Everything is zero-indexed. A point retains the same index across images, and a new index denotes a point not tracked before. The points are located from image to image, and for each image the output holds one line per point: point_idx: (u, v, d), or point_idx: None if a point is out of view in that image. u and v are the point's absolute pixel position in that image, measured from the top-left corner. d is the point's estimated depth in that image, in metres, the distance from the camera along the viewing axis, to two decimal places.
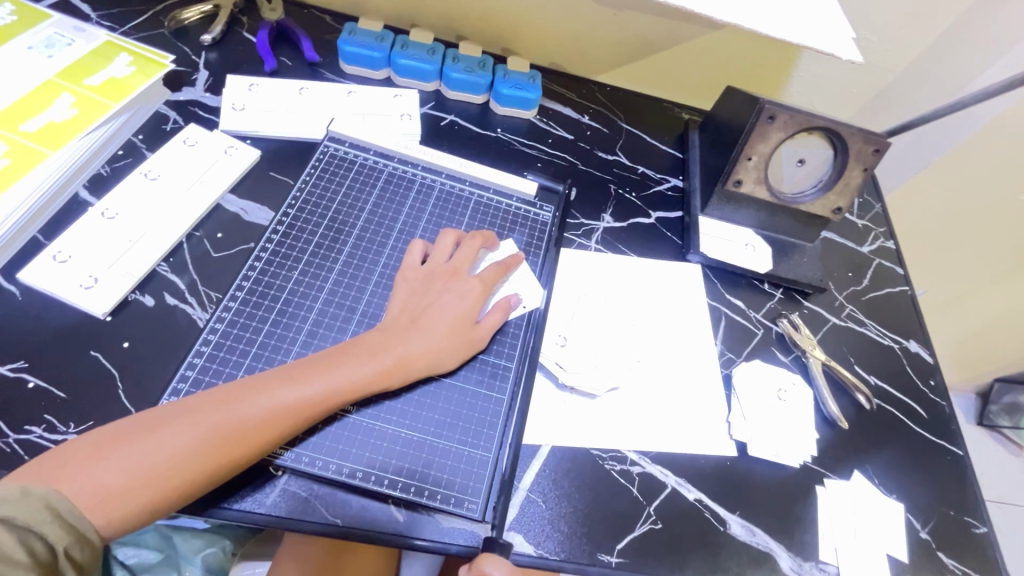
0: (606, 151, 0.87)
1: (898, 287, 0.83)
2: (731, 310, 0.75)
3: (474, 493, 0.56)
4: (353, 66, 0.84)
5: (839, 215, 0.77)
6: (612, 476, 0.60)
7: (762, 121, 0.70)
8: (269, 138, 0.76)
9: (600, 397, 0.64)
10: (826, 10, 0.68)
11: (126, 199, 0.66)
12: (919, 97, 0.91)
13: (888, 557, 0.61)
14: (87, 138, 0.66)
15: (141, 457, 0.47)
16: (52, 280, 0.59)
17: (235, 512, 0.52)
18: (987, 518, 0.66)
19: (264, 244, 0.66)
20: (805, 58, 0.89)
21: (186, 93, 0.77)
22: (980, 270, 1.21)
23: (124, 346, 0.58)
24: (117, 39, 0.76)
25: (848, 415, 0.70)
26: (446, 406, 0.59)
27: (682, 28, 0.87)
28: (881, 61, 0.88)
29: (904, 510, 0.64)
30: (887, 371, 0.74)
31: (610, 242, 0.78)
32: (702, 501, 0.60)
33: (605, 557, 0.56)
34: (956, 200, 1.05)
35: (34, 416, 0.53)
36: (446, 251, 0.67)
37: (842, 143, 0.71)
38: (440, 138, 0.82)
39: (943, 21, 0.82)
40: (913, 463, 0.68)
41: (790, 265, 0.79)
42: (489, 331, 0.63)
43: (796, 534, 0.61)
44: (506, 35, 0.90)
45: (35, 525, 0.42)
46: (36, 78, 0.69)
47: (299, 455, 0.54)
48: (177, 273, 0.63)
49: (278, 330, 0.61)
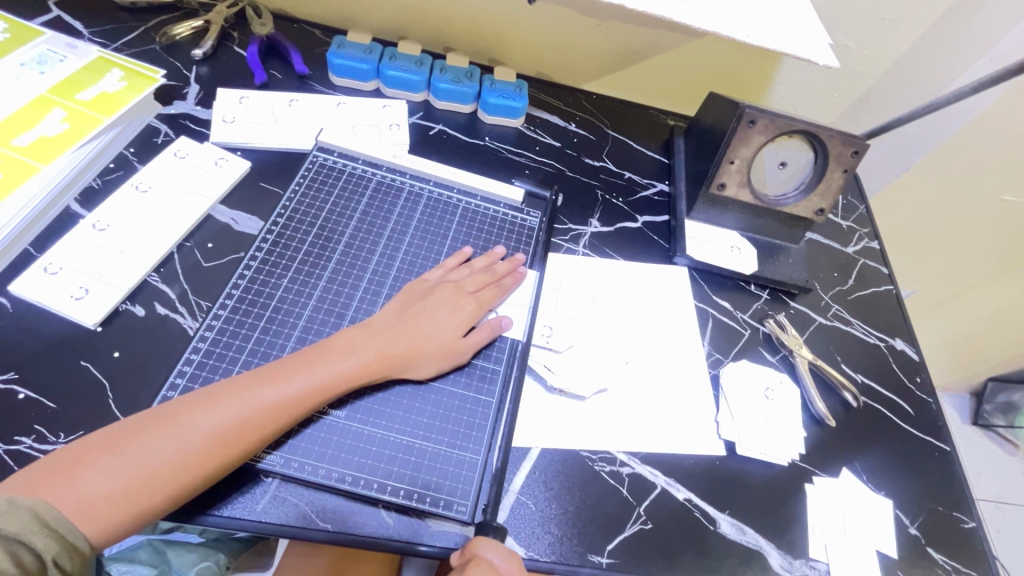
0: (593, 158, 0.88)
1: (883, 286, 0.84)
2: (719, 311, 0.76)
3: (463, 495, 0.56)
4: (342, 77, 0.85)
5: (822, 216, 0.78)
6: (602, 477, 0.60)
7: (743, 126, 0.72)
8: (260, 150, 0.77)
9: (589, 399, 0.65)
10: (802, 18, 0.69)
11: (118, 211, 0.66)
12: (898, 100, 0.93)
13: (878, 553, 0.62)
14: (78, 152, 0.67)
15: (128, 464, 0.47)
16: (43, 291, 0.59)
17: (223, 518, 0.52)
18: (977, 513, 0.66)
19: (254, 252, 0.66)
20: (785, 64, 0.91)
21: (177, 107, 0.79)
22: (969, 269, 1.22)
23: (115, 355, 0.59)
24: (109, 54, 0.77)
25: (835, 413, 0.70)
26: (434, 409, 0.60)
27: (664, 37, 0.89)
28: (860, 65, 0.90)
29: (894, 507, 0.65)
30: (874, 369, 0.75)
31: (597, 246, 0.79)
32: (692, 500, 0.61)
33: (596, 557, 0.56)
34: (940, 202, 1.07)
35: (24, 426, 0.53)
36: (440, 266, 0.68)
37: (821, 146, 0.73)
38: (429, 147, 0.83)
39: (918, 26, 0.84)
40: (901, 459, 0.68)
41: (775, 266, 0.80)
42: (475, 347, 0.64)
43: (786, 533, 0.61)
44: (492, 47, 0.92)
45: (23, 536, 0.42)
46: (28, 94, 0.70)
47: (288, 460, 0.54)
48: (169, 283, 0.64)
49: (267, 336, 0.61)
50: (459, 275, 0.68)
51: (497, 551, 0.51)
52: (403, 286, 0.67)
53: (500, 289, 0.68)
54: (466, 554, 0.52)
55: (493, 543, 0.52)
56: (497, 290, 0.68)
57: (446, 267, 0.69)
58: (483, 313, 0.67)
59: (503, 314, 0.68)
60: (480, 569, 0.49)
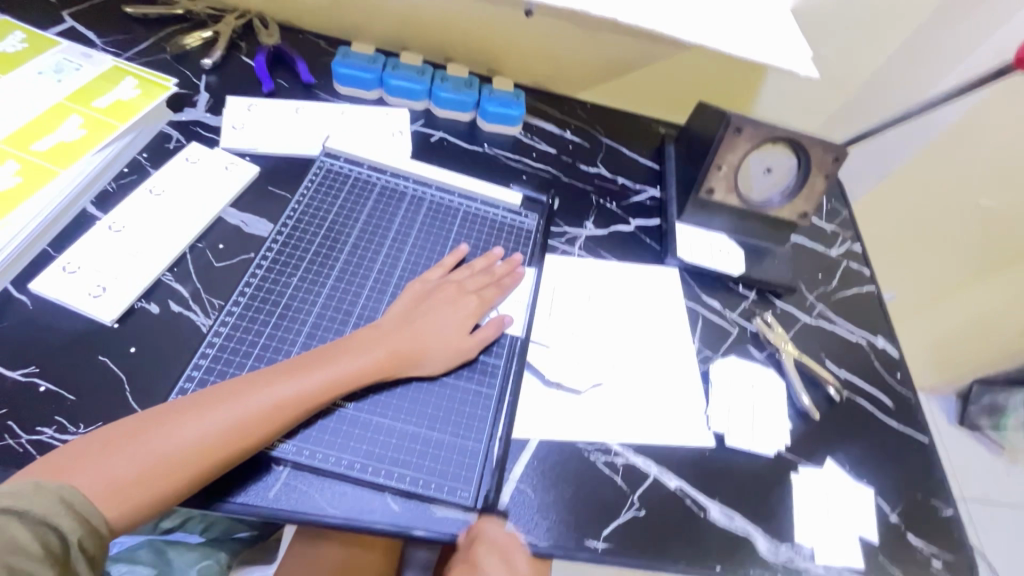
0: (588, 164, 0.92)
1: (866, 287, 0.88)
2: (708, 310, 0.79)
3: (466, 482, 0.59)
4: (346, 86, 0.89)
5: (806, 220, 0.82)
6: (597, 467, 0.63)
7: (730, 133, 0.75)
8: (268, 155, 0.80)
9: (584, 393, 0.68)
10: (786, 31, 0.74)
11: (132, 214, 0.69)
12: (879, 109, 0.97)
13: (859, 539, 0.65)
14: (95, 156, 0.70)
15: (150, 451, 0.50)
16: (62, 289, 0.62)
17: (238, 504, 0.54)
18: (954, 501, 0.70)
19: (265, 252, 0.69)
20: (771, 75, 0.95)
21: (187, 114, 0.81)
22: (950, 273, 1.27)
23: (131, 351, 0.61)
24: (123, 63, 0.80)
25: (819, 407, 0.73)
26: (438, 401, 0.63)
27: (656, 48, 0.93)
28: (843, 76, 0.94)
29: (875, 495, 0.68)
30: (856, 365, 0.79)
31: (592, 248, 0.82)
32: (683, 489, 0.64)
33: (591, 542, 0.59)
34: (921, 207, 1.11)
35: (45, 417, 0.56)
36: (444, 268, 0.72)
37: (804, 152, 0.77)
38: (430, 153, 0.86)
39: (897, 39, 0.89)
40: (881, 450, 0.72)
41: (762, 268, 0.83)
42: (479, 344, 0.66)
43: (772, 520, 0.64)
44: (491, 57, 0.95)
45: (49, 517, 0.45)
46: (46, 101, 0.73)
47: (299, 448, 0.57)
48: (182, 282, 0.67)
49: (279, 332, 0.64)
50: (461, 275, 0.71)
51: (498, 528, 0.57)
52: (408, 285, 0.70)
53: (500, 288, 0.71)
54: (471, 533, 0.56)
55: (495, 521, 0.57)
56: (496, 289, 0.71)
57: (448, 266, 0.72)
58: (485, 311, 0.70)
59: (503, 312, 0.71)
60: (485, 547, 0.55)
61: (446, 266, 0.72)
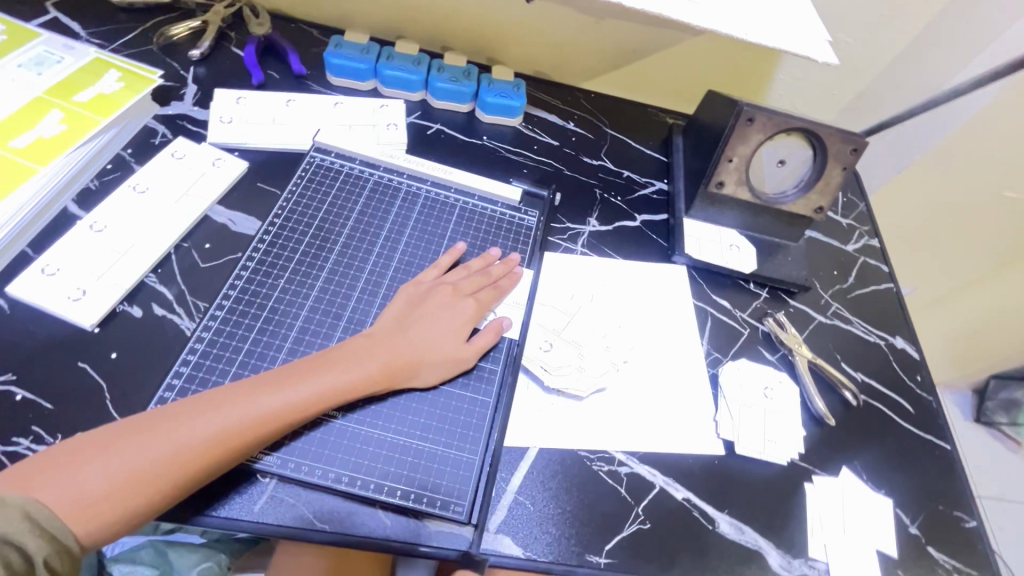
0: (591, 156, 0.88)
1: (883, 284, 0.84)
2: (717, 310, 0.76)
3: (460, 496, 0.56)
4: (340, 77, 0.85)
5: (822, 214, 0.78)
6: (600, 477, 0.60)
7: (741, 124, 0.72)
8: (258, 150, 0.77)
9: (587, 398, 0.65)
10: (802, 15, 0.69)
11: (115, 212, 0.66)
12: (900, 96, 0.93)
13: (877, 553, 0.61)
14: (75, 153, 0.67)
15: (123, 463, 0.47)
16: (40, 293, 0.59)
17: (221, 519, 0.52)
18: (977, 512, 0.66)
19: (251, 253, 0.66)
20: (784, 61, 0.90)
21: (174, 107, 0.78)
22: (970, 266, 1.22)
23: (112, 357, 0.59)
24: (106, 55, 0.77)
25: (835, 412, 0.70)
26: (431, 409, 0.60)
27: (663, 34, 0.88)
28: (860, 62, 0.90)
29: (894, 506, 0.65)
30: (874, 367, 0.75)
31: (596, 245, 0.78)
32: (690, 500, 0.61)
33: (594, 557, 0.56)
34: (941, 199, 1.06)
35: (22, 428, 0.53)
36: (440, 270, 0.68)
37: (820, 143, 0.73)
38: (427, 147, 0.83)
39: (919, 22, 0.84)
40: (900, 458, 0.68)
41: (774, 265, 0.79)
42: (476, 351, 0.63)
43: (785, 532, 0.61)
44: (490, 45, 0.91)
45: (12, 535, 0.41)
46: (25, 96, 0.70)
47: (285, 460, 0.54)
48: (166, 284, 0.64)
49: (264, 337, 0.61)
50: (456, 277, 0.67)
51: None
52: (401, 287, 0.67)
53: (497, 290, 0.68)
54: None
55: (469, 574, 0.56)
56: (494, 291, 0.68)
57: (443, 268, 0.69)
58: (482, 315, 0.67)
59: (501, 315, 0.68)
60: None
61: (441, 267, 0.69)
